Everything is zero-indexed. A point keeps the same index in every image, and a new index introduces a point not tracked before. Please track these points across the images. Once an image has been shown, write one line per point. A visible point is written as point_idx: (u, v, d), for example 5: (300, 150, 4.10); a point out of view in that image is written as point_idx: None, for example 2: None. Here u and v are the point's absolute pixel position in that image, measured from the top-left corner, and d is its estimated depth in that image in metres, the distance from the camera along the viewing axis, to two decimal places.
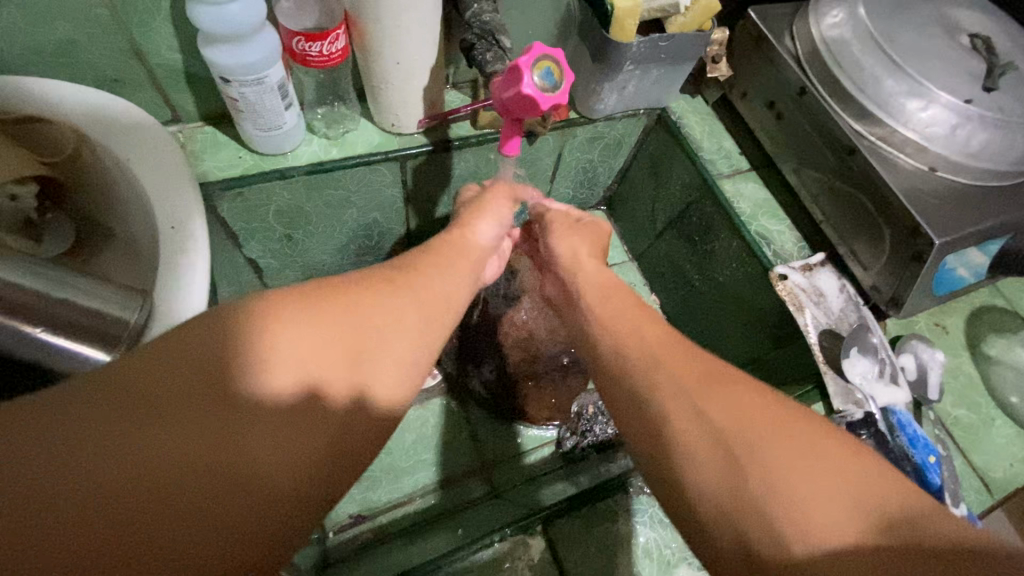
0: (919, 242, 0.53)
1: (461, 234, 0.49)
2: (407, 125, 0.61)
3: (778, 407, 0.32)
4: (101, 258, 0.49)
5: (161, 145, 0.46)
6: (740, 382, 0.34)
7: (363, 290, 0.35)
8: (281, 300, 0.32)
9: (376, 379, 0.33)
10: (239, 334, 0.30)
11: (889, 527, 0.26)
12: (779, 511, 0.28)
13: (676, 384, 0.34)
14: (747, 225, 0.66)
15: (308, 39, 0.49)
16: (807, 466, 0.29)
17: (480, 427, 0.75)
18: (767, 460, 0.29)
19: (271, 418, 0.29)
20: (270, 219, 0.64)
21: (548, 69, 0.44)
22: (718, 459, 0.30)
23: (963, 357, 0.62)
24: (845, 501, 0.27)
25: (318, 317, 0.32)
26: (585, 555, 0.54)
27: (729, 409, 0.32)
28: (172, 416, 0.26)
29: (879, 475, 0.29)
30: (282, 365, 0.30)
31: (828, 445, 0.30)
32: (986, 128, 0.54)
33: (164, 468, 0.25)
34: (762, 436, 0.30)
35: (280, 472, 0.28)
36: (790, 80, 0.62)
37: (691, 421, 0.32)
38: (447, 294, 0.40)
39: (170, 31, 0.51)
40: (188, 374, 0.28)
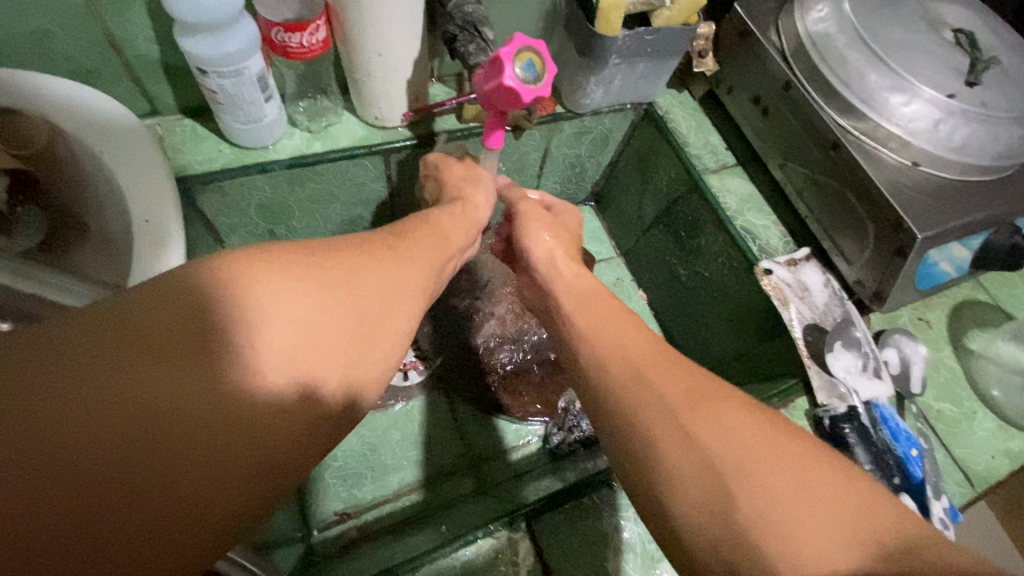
0: (901, 237, 0.53)
1: (462, 216, 0.50)
2: (390, 118, 0.61)
3: (766, 423, 0.33)
4: (73, 253, 0.48)
5: (138, 140, 0.45)
6: (726, 400, 0.34)
7: (361, 259, 0.34)
8: (279, 257, 0.31)
9: (369, 355, 0.33)
10: (234, 289, 0.28)
11: (885, 556, 0.27)
12: (773, 546, 0.28)
13: (662, 401, 0.35)
14: (732, 220, 0.66)
15: (288, 30, 0.49)
16: (795, 491, 0.29)
17: (467, 422, 0.74)
18: (757, 484, 0.30)
19: (261, 383, 0.28)
20: (252, 214, 0.63)
21: (530, 61, 0.43)
22: (704, 487, 0.31)
23: (945, 351, 0.62)
24: (842, 534, 0.28)
25: (314, 282, 0.31)
26: (570, 550, 0.53)
27: (717, 428, 0.32)
28: (166, 359, 0.25)
29: (866, 499, 0.29)
30: (281, 320, 0.29)
31: (819, 469, 0.30)
32: (969, 123, 0.54)
33: (156, 412, 0.25)
34: (751, 457, 0.31)
35: (266, 442, 0.27)
36: (776, 74, 0.62)
37: (678, 441, 0.33)
38: (434, 269, 0.41)
39: (146, 21, 0.50)
40: (184, 316, 0.27)
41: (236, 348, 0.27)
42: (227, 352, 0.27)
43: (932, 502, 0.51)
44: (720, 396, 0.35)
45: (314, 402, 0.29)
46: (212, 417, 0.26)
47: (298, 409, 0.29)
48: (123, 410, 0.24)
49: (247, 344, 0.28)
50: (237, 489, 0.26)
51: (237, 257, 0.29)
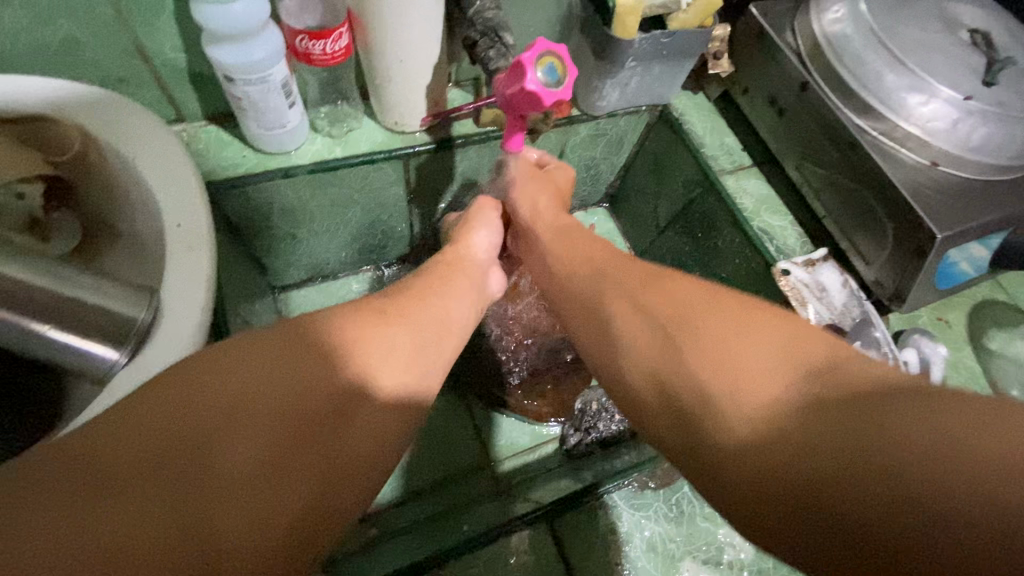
0: (921, 237, 0.53)
1: (455, 257, 0.52)
2: (410, 123, 0.62)
3: (709, 292, 0.37)
4: (104, 257, 0.50)
5: (170, 149, 0.46)
6: (678, 280, 0.40)
7: (346, 331, 0.37)
8: (258, 355, 0.33)
9: (362, 428, 0.34)
10: (214, 392, 0.31)
11: (817, 365, 0.30)
12: (713, 378, 0.32)
13: (627, 293, 0.40)
14: (749, 221, 0.66)
15: (312, 38, 0.50)
16: (734, 334, 0.33)
17: (484, 424, 0.74)
18: (696, 334, 0.34)
19: (250, 483, 0.30)
20: (274, 218, 0.64)
21: (552, 65, 0.44)
22: (657, 343, 0.35)
23: (965, 351, 0.62)
24: (780, 358, 0.31)
25: (303, 368, 0.34)
26: (589, 548, 0.54)
27: (669, 300, 0.37)
28: (145, 477, 0.27)
29: (798, 333, 0.33)
30: (255, 416, 0.31)
31: (758, 319, 0.34)
32: (987, 122, 0.54)
33: (135, 527, 0.26)
34: (696, 317, 0.35)
35: (264, 540, 0.29)
36: (791, 75, 0.62)
37: (637, 318, 0.38)
38: (445, 315, 0.43)
39: (174, 30, 0.51)
40: (161, 432, 0.29)
41: (222, 450, 0.30)
42: (204, 457, 0.29)
43: None
44: (676, 279, 0.40)
45: (305, 490, 0.31)
46: (209, 521, 0.28)
47: (297, 497, 0.31)
48: (126, 530, 0.26)
49: (230, 444, 0.30)
50: None
51: (216, 361, 0.32)
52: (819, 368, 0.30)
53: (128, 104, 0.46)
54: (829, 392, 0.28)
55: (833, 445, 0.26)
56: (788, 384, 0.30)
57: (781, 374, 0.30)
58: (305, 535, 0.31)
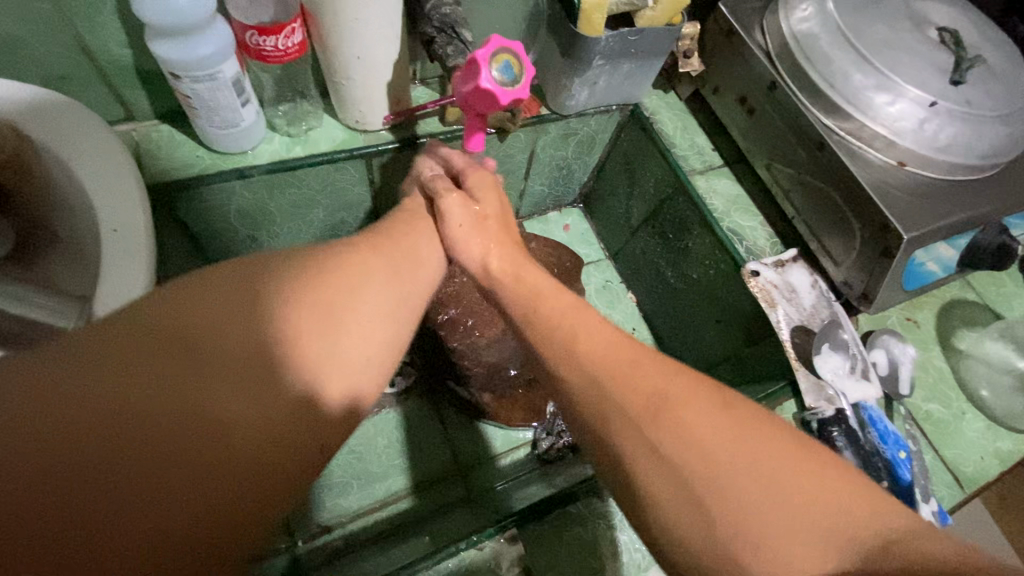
0: (887, 238, 0.53)
1: (415, 209, 0.51)
2: (372, 122, 0.60)
3: (727, 416, 0.33)
4: (42, 262, 0.46)
5: (105, 142, 0.44)
6: (680, 387, 0.35)
7: (334, 260, 0.38)
8: (255, 270, 0.35)
9: (352, 335, 0.36)
10: (215, 295, 0.33)
11: (866, 549, 0.28)
12: (749, 552, 0.29)
13: (636, 427, 0.34)
14: (719, 222, 0.65)
15: (261, 33, 0.48)
16: (770, 509, 0.30)
17: (455, 431, 0.73)
18: (728, 497, 0.31)
19: (244, 375, 0.31)
20: (231, 220, 0.62)
21: (508, 62, 0.43)
22: (677, 490, 0.32)
23: (934, 351, 0.62)
24: (822, 534, 0.29)
25: (300, 279, 0.36)
26: (556, 562, 0.53)
27: (688, 445, 0.32)
28: (144, 364, 0.29)
29: (837, 496, 0.30)
30: (246, 317, 0.33)
31: (794, 471, 0.31)
32: (954, 122, 0.54)
33: (133, 407, 0.28)
34: (722, 474, 0.31)
35: (262, 422, 0.31)
36: (760, 74, 0.62)
37: (655, 466, 0.32)
38: (412, 263, 0.45)
39: (118, 25, 0.49)
40: (159, 327, 0.31)
41: (217, 345, 0.31)
42: (201, 351, 0.31)
43: (921, 504, 0.50)
44: None
45: (299, 387, 0.33)
46: (207, 403, 0.30)
47: (291, 392, 0.32)
48: (125, 404, 0.28)
49: (224, 340, 0.31)
50: (240, 463, 0.30)
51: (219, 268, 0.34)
52: (869, 549, 0.28)
53: (70, 106, 0.44)
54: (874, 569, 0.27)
55: None
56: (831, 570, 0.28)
57: (822, 550, 0.28)
58: (303, 426, 0.32)
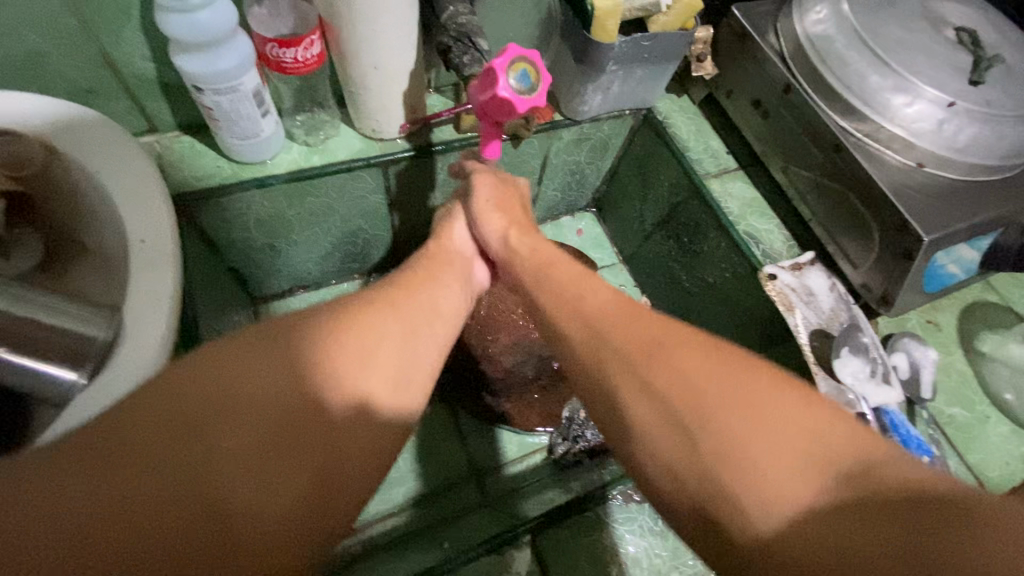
0: (907, 240, 0.52)
1: (438, 249, 0.50)
2: (388, 130, 0.60)
3: (707, 351, 0.35)
4: (73, 272, 0.46)
5: (134, 161, 0.45)
6: (664, 328, 0.37)
7: (341, 321, 0.37)
8: (257, 347, 0.34)
9: (362, 409, 0.35)
10: (216, 382, 0.32)
11: (844, 471, 0.28)
12: (730, 475, 0.30)
13: (629, 365, 0.35)
14: (735, 225, 0.65)
15: (281, 45, 0.49)
16: (759, 433, 0.30)
17: (471, 436, 0.73)
18: (718, 429, 0.31)
19: (243, 468, 0.30)
20: (251, 228, 0.63)
21: (524, 71, 0.43)
22: (662, 419, 0.33)
23: (956, 354, 0.61)
24: (803, 457, 0.29)
25: (309, 350, 0.35)
26: (575, 564, 0.52)
27: (677, 378, 0.34)
28: (148, 457, 0.28)
29: (816, 422, 0.31)
30: (253, 399, 0.32)
31: (773, 398, 0.32)
32: (974, 122, 0.53)
33: (135, 506, 0.27)
34: (710, 404, 0.32)
35: (267, 513, 0.30)
36: (775, 77, 0.61)
37: (651, 407, 0.34)
38: (433, 310, 0.42)
39: (142, 40, 0.50)
40: (164, 415, 0.30)
41: (221, 432, 0.31)
42: (207, 438, 0.30)
43: None
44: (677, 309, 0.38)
45: (305, 473, 0.32)
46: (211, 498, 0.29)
47: (297, 479, 0.32)
48: (128, 502, 0.27)
49: (231, 425, 0.31)
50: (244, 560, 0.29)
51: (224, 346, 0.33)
52: (847, 474, 0.28)
53: (99, 125, 0.46)
54: (869, 499, 0.27)
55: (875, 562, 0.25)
56: (826, 498, 0.28)
57: (803, 475, 0.29)
58: (309, 515, 0.32)
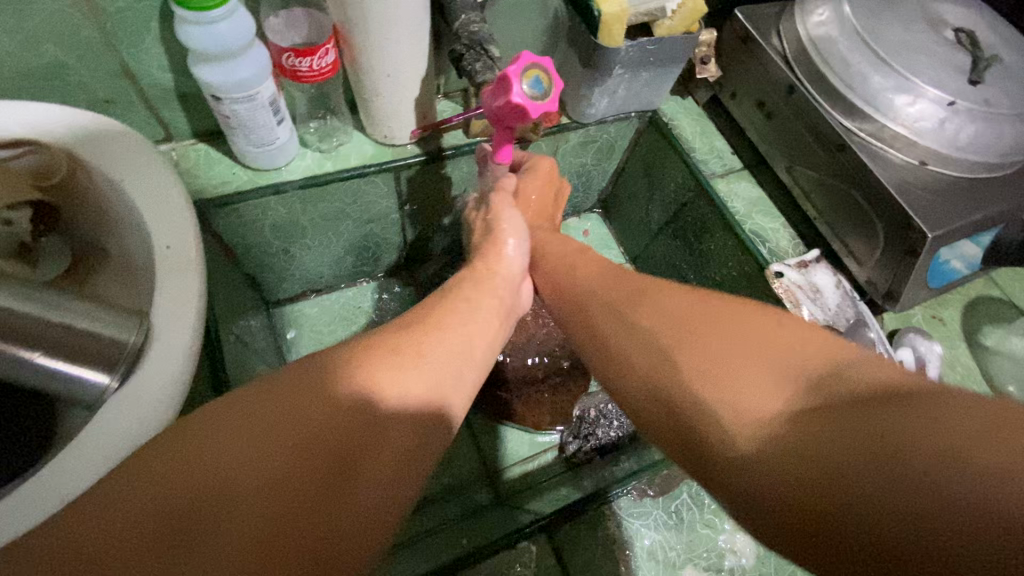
0: (911, 236, 0.53)
1: (488, 271, 0.50)
2: (400, 136, 0.62)
3: (695, 297, 0.38)
4: (96, 279, 0.49)
5: (159, 175, 0.46)
6: (663, 287, 0.41)
7: (357, 372, 0.35)
8: (266, 408, 0.32)
9: (382, 466, 0.33)
10: (221, 451, 0.30)
11: (817, 379, 0.29)
12: (707, 388, 0.32)
13: (618, 311, 0.41)
14: (740, 224, 0.66)
15: (298, 55, 0.50)
16: (725, 347, 0.33)
17: (483, 436, 0.74)
18: (689, 347, 0.34)
19: (258, 543, 0.28)
20: (266, 234, 0.64)
21: (538, 78, 0.44)
22: (649, 353, 0.36)
23: (960, 348, 0.62)
24: (779, 370, 0.30)
25: (330, 405, 0.33)
26: (590, 560, 0.54)
27: (661, 315, 0.37)
28: (165, 540, 0.27)
29: (793, 341, 0.32)
30: (271, 462, 0.30)
31: (751, 324, 0.34)
32: (974, 121, 0.54)
33: None
34: (689, 334, 0.35)
35: None
36: (778, 79, 0.63)
37: (635, 338, 0.38)
38: (456, 348, 0.41)
39: (161, 51, 0.52)
40: (180, 488, 0.28)
41: (236, 503, 0.29)
42: (222, 512, 0.28)
43: None
44: (670, 294, 0.39)
45: (320, 543, 0.30)
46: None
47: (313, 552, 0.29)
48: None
49: (248, 494, 0.29)
50: None
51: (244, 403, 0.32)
52: (818, 381, 0.29)
53: (117, 137, 0.46)
54: (836, 402, 0.27)
55: (846, 447, 0.25)
56: (793, 401, 0.29)
57: (778, 386, 0.30)
58: None
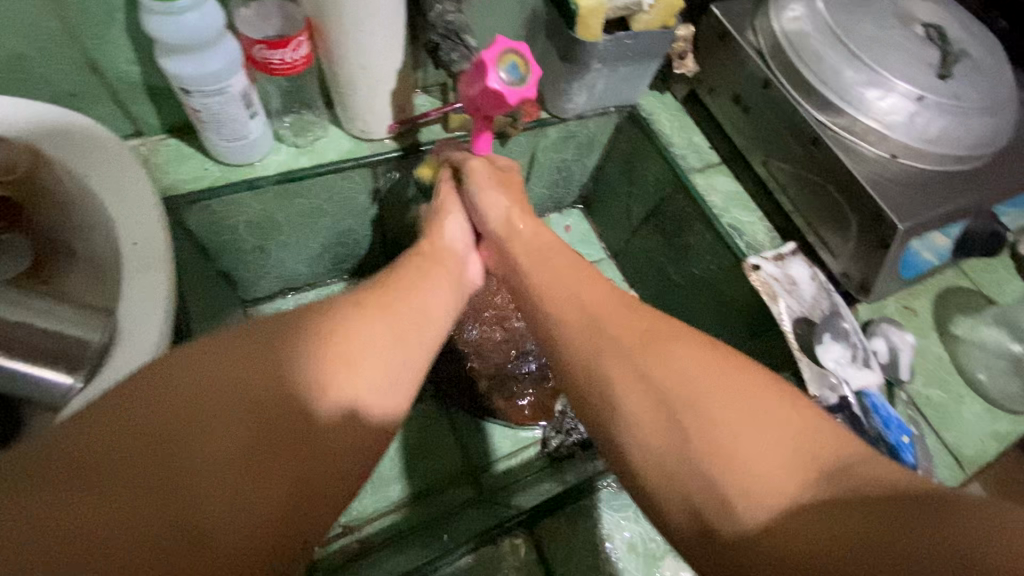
0: (883, 229, 0.54)
1: (431, 247, 0.51)
2: (376, 130, 0.61)
3: (706, 357, 0.38)
4: (60, 277, 0.44)
5: (130, 177, 0.46)
6: (674, 338, 0.40)
7: (331, 331, 0.37)
8: (247, 355, 0.35)
9: (343, 416, 0.36)
10: (203, 388, 0.33)
11: (825, 473, 0.32)
12: (714, 464, 0.34)
13: (627, 358, 0.39)
14: (718, 218, 0.67)
15: (270, 47, 0.49)
16: (741, 425, 0.34)
17: (465, 432, 0.73)
18: (704, 420, 0.35)
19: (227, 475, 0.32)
20: (241, 231, 0.63)
21: (514, 63, 0.44)
22: (658, 415, 0.36)
23: (932, 338, 0.63)
24: (788, 458, 0.33)
25: (294, 355, 0.35)
26: (570, 554, 0.52)
27: (673, 373, 0.38)
28: (135, 466, 0.30)
29: (801, 426, 0.34)
30: (237, 401, 0.33)
31: (762, 399, 0.35)
32: (942, 115, 0.56)
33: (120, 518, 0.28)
34: (701, 400, 0.36)
35: (242, 526, 0.31)
36: (754, 74, 0.63)
37: (644, 395, 0.37)
38: (421, 313, 0.43)
39: (127, 43, 0.50)
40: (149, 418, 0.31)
41: (205, 439, 0.32)
42: (192, 445, 0.31)
43: None
44: (682, 342, 0.40)
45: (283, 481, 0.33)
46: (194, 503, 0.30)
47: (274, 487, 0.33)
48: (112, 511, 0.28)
49: (215, 432, 0.32)
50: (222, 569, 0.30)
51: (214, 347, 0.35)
52: (825, 472, 0.32)
53: (85, 137, 0.46)
54: (845, 499, 0.30)
55: (871, 548, 0.27)
56: (807, 492, 0.31)
57: (789, 476, 0.32)
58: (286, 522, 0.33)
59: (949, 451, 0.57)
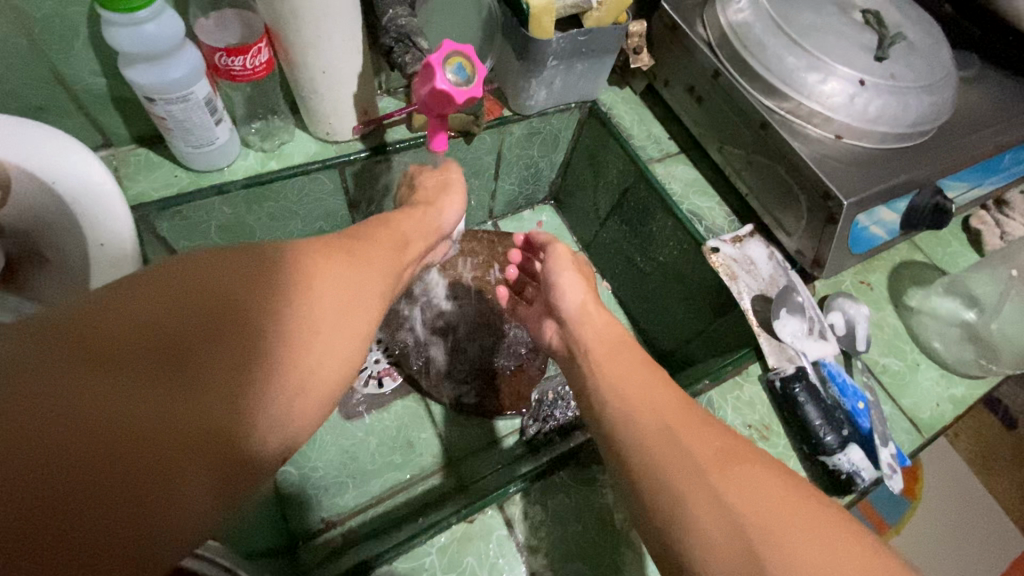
0: (830, 205, 0.57)
1: (420, 219, 0.51)
2: (342, 132, 0.63)
3: (786, 490, 0.34)
4: (36, 283, 0.48)
5: (103, 202, 0.47)
6: (750, 461, 0.36)
7: (317, 270, 0.34)
8: (244, 272, 0.31)
9: (339, 340, 0.33)
10: (193, 296, 0.28)
11: None
12: None
13: (699, 474, 0.34)
14: (678, 205, 0.69)
15: (229, 54, 0.51)
16: (834, 568, 0.29)
17: (445, 427, 0.74)
18: (786, 552, 0.30)
19: (233, 381, 0.28)
20: (213, 235, 0.64)
21: (460, 65, 0.46)
22: (730, 536, 0.31)
23: (887, 310, 0.66)
24: None
25: (298, 277, 0.33)
26: (545, 523, 0.50)
27: (753, 501, 0.33)
28: (126, 363, 0.25)
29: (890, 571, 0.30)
30: (243, 306, 0.29)
31: (841, 537, 0.32)
32: (880, 95, 0.58)
33: (113, 414, 0.24)
34: (781, 530, 0.31)
35: (242, 434, 0.27)
36: (704, 65, 0.66)
37: (713, 511, 0.32)
38: (391, 266, 0.42)
39: (91, 55, 0.52)
40: (144, 314, 0.27)
41: (207, 343, 0.27)
42: (195, 345, 0.27)
43: (881, 449, 0.53)
44: (757, 465, 0.35)
45: (284, 395, 0.30)
46: (198, 405, 0.26)
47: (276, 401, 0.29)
48: (102, 407, 0.24)
49: (219, 335, 0.28)
50: (216, 479, 0.26)
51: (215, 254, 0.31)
52: None
53: (65, 158, 0.46)
54: None
55: None
56: None
57: None
58: (279, 436, 0.30)
59: (909, 418, 0.58)
